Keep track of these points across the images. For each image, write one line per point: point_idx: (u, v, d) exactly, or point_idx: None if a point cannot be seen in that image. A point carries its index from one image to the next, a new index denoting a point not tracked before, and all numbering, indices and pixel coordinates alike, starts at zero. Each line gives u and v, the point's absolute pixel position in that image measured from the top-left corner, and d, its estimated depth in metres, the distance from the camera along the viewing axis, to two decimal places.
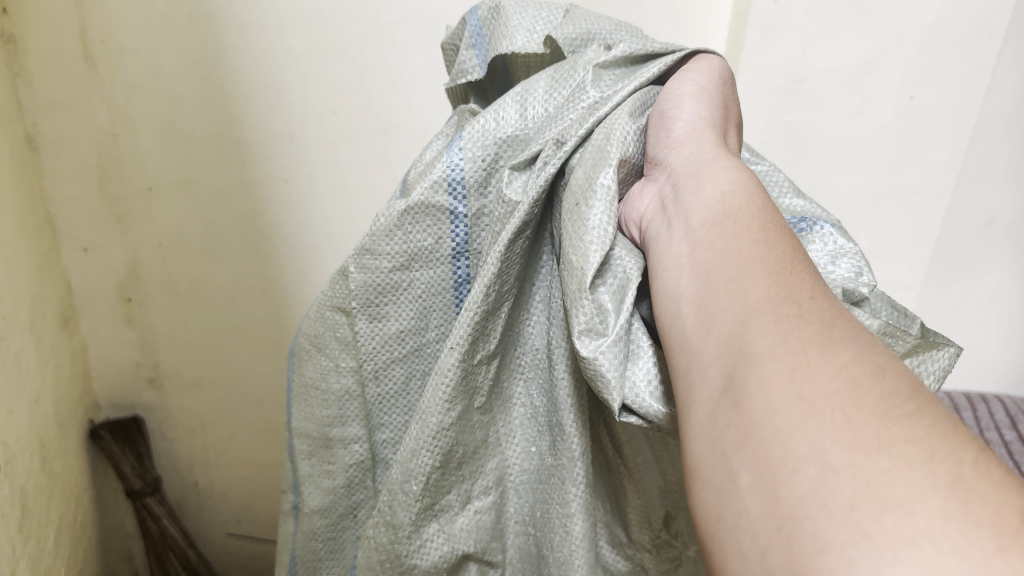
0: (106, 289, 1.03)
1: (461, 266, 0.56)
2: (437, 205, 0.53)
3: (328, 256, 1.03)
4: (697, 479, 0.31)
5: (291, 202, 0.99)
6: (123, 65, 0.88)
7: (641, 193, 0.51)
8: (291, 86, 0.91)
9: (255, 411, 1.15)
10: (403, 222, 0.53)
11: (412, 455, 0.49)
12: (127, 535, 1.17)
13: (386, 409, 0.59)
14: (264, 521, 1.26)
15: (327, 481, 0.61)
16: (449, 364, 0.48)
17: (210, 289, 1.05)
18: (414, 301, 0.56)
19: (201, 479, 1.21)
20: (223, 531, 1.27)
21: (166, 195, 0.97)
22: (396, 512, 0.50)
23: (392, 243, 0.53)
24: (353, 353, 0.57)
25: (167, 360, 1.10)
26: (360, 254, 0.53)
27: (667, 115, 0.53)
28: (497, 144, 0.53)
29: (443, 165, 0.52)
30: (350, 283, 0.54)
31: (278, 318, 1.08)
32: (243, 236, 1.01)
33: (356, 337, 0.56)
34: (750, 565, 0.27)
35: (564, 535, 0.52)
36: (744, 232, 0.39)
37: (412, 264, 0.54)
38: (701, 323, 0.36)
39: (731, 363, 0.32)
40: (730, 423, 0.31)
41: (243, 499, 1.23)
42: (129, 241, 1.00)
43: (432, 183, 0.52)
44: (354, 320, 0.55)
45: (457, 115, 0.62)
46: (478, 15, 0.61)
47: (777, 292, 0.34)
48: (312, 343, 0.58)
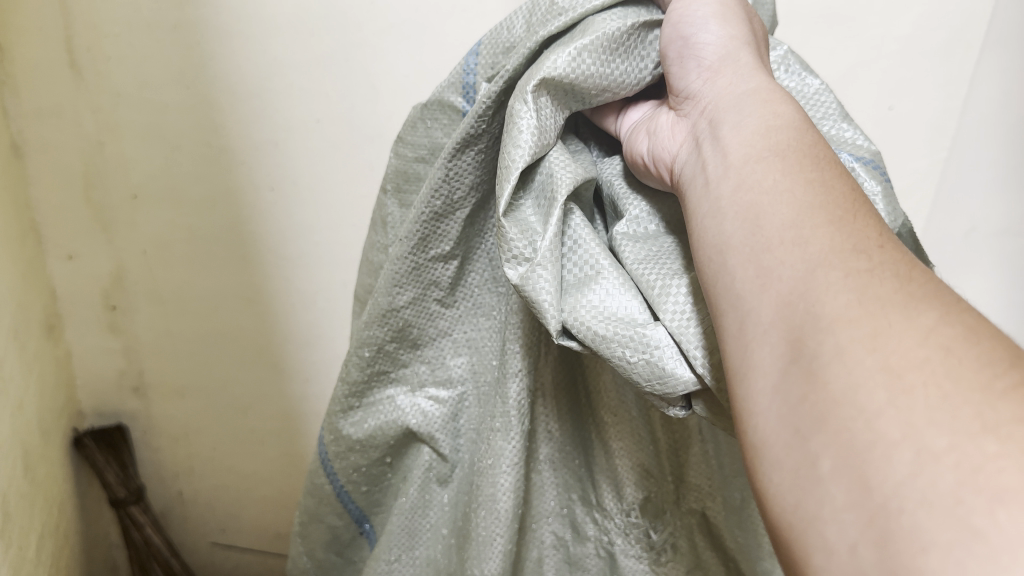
0: (90, 295, 1.03)
1: None
2: (450, 104, 0.63)
3: (314, 264, 1.03)
4: (769, 461, 0.34)
5: (276, 210, 0.99)
6: (108, 74, 0.89)
7: (672, 131, 0.51)
8: (275, 95, 0.91)
9: (241, 419, 1.15)
10: (424, 117, 0.65)
11: (367, 325, 0.65)
12: (112, 544, 1.17)
13: None
14: (249, 530, 1.25)
15: None
16: (398, 253, 0.61)
17: (194, 297, 1.05)
18: None
19: (187, 488, 1.21)
20: (208, 540, 1.26)
21: (150, 203, 0.98)
22: (350, 370, 0.67)
23: (417, 136, 0.66)
24: (383, 229, 0.72)
25: (151, 368, 1.10)
26: (404, 140, 0.67)
27: (691, 39, 0.51)
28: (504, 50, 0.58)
29: (461, 66, 0.61)
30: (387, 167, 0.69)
31: (263, 326, 1.08)
32: (227, 244, 1.01)
33: (388, 217, 0.71)
34: (839, 555, 0.30)
35: (490, 443, 0.63)
36: (795, 172, 0.41)
37: (431, 157, 0.66)
38: (754, 275, 0.38)
39: (796, 330, 0.35)
40: (805, 397, 0.33)
41: (229, 508, 1.23)
42: (114, 249, 1.01)
43: (450, 83, 0.62)
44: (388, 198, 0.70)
45: None
46: None
47: (841, 244, 0.36)
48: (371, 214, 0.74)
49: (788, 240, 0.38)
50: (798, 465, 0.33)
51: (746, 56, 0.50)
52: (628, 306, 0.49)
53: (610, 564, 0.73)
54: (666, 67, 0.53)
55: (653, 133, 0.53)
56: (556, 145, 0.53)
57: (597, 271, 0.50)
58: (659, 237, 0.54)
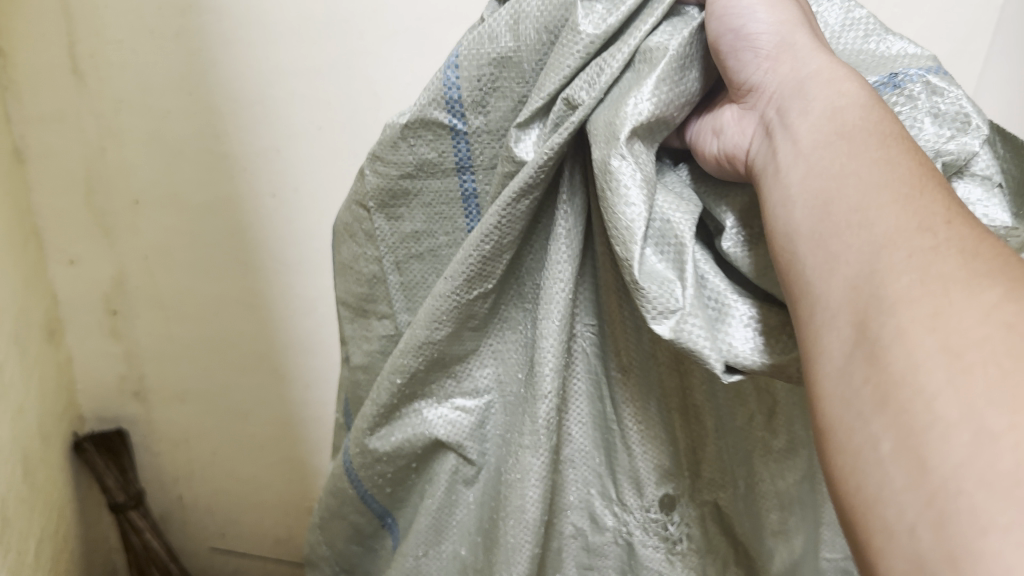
0: (91, 300, 1.03)
1: (467, 180, 0.58)
2: (435, 120, 0.55)
3: (313, 270, 1.03)
4: (834, 440, 0.33)
5: (277, 216, 0.99)
6: (110, 80, 0.89)
7: (739, 126, 0.46)
8: (276, 102, 0.91)
9: (241, 424, 1.15)
10: (404, 137, 0.56)
11: (401, 355, 0.59)
12: (111, 548, 1.17)
13: (411, 296, 0.65)
14: (249, 534, 1.25)
15: (367, 344, 0.70)
16: (444, 289, 0.55)
17: (195, 302, 1.05)
18: (424, 208, 0.60)
19: (186, 493, 1.21)
20: (207, 545, 1.26)
21: (152, 208, 0.98)
22: (380, 394, 0.62)
23: (398, 154, 0.57)
24: (375, 244, 0.63)
25: (152, 373, 1.10)
26: (374, 160, 0.59)
27: (743, 30, 0.46)
28: (492, 64, 0.52)
29: (439, 81, 0.54)
30: (366, 183, 0.60)
31: (263, 332, 1.08)
32: (227, 249, 1.01)
33: (376, 233, 0.63)
34: (898, 536, 0.29)
35: (518, 462, 0.56)
36: (871, 160, 0.38)
37: (419, 173, 0.58)
38: (822, 260, 0.37)
39: (862, 313, 0.34)
40: (866, 379, 0.32)
41: (229, 513, 1.23)
42: (115, 254, 1.01)
43: (430, 99, 0.54)
44: (373, 216, 0.62)
45: None
46: None
47: (909, 222, 0.35)
48: (346, 230, 0.66)
49: (852, 223, 0.36)
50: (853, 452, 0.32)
51: (802, 36, 0.46)
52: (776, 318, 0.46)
53: (627, 551, 0.63)
54: (720, 63, 0.48)
55: (716, 136, 0.48)
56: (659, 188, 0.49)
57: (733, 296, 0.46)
58: None
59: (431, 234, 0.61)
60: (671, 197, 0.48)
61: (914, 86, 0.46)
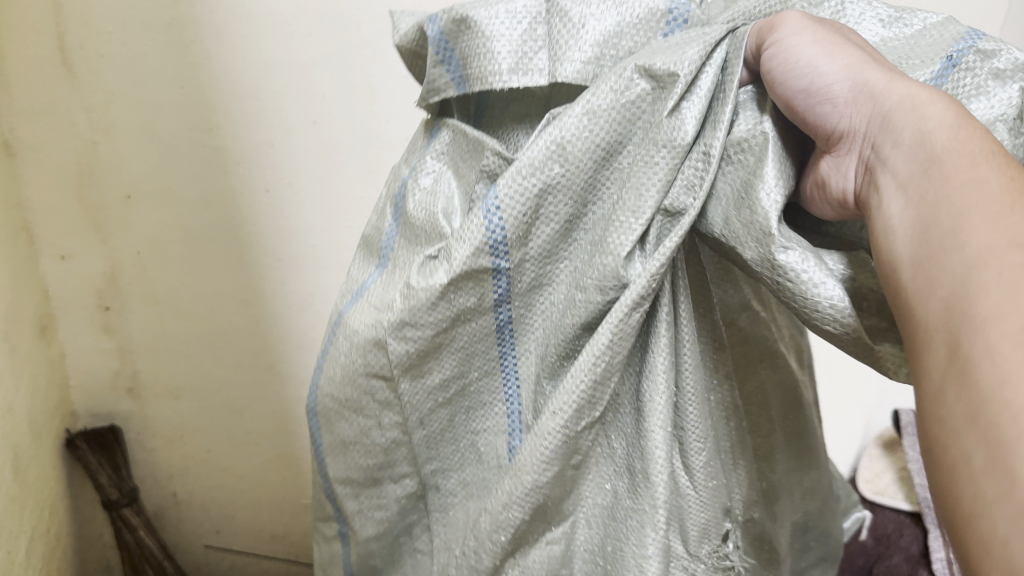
0: (83, 295, 1.02)
1: (502, 314, 0.54)
2: (480, 268, 0.50)
3: (308, 266, 1.02)
4: (939, 447, 0.32)
5: (272, 211, 0.98)
6: (103, 73, 0.88)
7: (842, 174, 0.45)
8: (272, 95, 0.90)
9: (238, 420, 1.14)
10: (445, 294, 0.52)
11: (503, 508, 0.52)
12: (105, 545, 1.16)
13: (440, 443, 0.60)
14: (244, 530, 1.25)
15: (379, 513, 0.64)
16: (550, 427, 0.49)
17: (189, 299, 1.04)
18: (457, 352, 0.56)
19: (180, 490, 1.19)
20: (201, 543, 1.25)
21: (145, 203, 0.96)
22: (481, 555, 0.54)
23: (434, 314, 0.53)
24: (396, 411, 0.59)
25: (146, 369, 1.09)
26: (398, 326, 0.54)
27: (816, 81, 0.44)
28: (536, 199, 0.48)
29: (481, 228, 0.49)
30: (390, 354, 0.55)
31: (259, 328, 1.07)
32: (222, 244, 1.00)
33: (399, 396, 0.57)
34: (991, 550, 0.29)
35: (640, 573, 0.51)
36: (984, 200, 0.36)
37: (455, 322, 0.54)
38: (922, 283, 0.36)
39: (953, 333, 0.33)
40: (957, 396, 0.32)
41: (224, 509, 1.22)
42: (108, 249, 0.99)
43: (473, 249, 0.50)
44: (397, 383, 0.56)
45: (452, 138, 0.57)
46: (439, 27, 0.53)
47: (999, 240, 0.34)
48: (344, 404, 0.60)
49: (944, 249, 0.36)
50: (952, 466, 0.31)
51: (873, 69, 0.44)
52: None
53: None
54: (800, 122, 0.46)
55: (819, 185, 0.47)
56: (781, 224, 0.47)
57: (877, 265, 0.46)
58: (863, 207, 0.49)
59: (462, 376, 0.57)
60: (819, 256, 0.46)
61: (968, 59, 0.45)
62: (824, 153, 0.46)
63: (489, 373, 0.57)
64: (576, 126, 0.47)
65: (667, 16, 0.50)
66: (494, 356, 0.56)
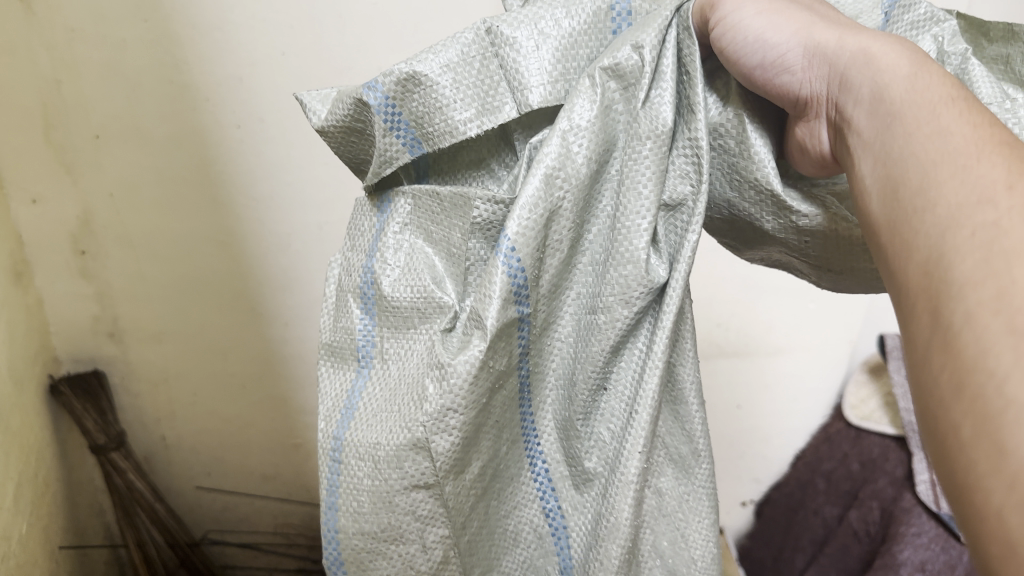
0: (58, 240, 1.00)
1: (523, 368, 0.47)
2: (509, 320, 0.44)
3: (285, 204, 1.00)
4: (929, 425, 0.30)
5: (244, 148, 0.95)
6: (62, 8, 0.84)
7: (815, 134, 0.45)
8: (239, 27, 0.87)
9: (222, 363, 1.14)
10: (486, 359, 0.43)
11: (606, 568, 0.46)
12: (97, 490, 1.16)
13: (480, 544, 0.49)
14: (236, 472, 1.25)
15: None
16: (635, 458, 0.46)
17: (165, 241, 1.02)
18: (489, 429, 0.47)
19: (169, 434, 1.19)
20: (193, 485, 1.25)
21: (114, 143, 0.94)
22: None
23: (475, 387, 0.44)
24: (442, 524, 0.46)
25: (125, 314, 1.08)
26: (440, 416, 0.43)
27: (770, 51, 0.45)
28: (552, 226, 0.44)
29: (507, 275, 0.43)
30: (437, 456, 0.44)
31: (239, 270, 1.05)
32: (195, 185, 0.98)
33: (445, 505, 0.46)
34: (986, 527, 0.26)
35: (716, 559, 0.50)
36: (950, 156, 0.34)
37: (488, 393, 0.45)
38: (899, 248, 0.34)
39: (933, 297, 0.31)
40: (942, 365, 0.29)
41: (213, 452, 1.22)
42: (79, 192, 0.97)
43: (501, 301, 0.43)
44: (442, 486, 0.45)
45: (412, 202, 0.47)
46: (382, 91, 0.43)
47: (968, 196, 0.32)
48: (373, 546, 0.46)
49: (918, 207, 0.34)
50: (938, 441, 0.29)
51: (821, 30, 0.44)
52: None
53: None
54: (765, 95, 0.46)
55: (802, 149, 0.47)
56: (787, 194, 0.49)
57: None
58: None
59: (495, 459, 0.48)
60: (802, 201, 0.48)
61: (896, 14, 0.49)
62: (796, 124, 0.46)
63: (513, 450, 0.50)
64: (584, 142, 0.44)
65: (611, 14, 0.48)
66: (513, 431, 0.49)
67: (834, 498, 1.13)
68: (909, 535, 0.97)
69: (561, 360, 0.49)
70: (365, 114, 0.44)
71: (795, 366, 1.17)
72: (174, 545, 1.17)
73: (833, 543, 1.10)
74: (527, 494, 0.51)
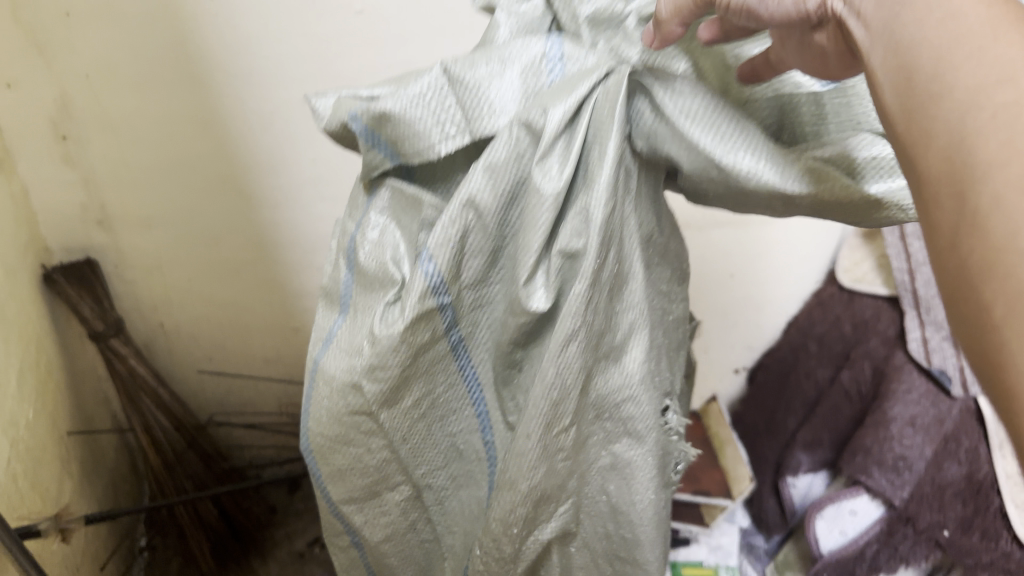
0: (36, 123, 0.96)
1: (453, 334, 0.55)
2: (428, 309, 0.50)
3: (266, 79, 0.96)
4: (961, 292, 0.34)
5: (218, 22, 0.90)
6: None
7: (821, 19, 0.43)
8: None
9: (211, 248, 1.13)
10: (404, 334, 0.50)
11: (508, 513, 0.53)
12: (102, 379, 1.20)
13: (422, 458, 0.60)
14: (236, 357, 1.28)
15: (382, 520, 0.61)
16: (532, 442, 0.50)
17: (144, 123, 0.98)
18: (423, 380, 0.55)
19: (167, 320, 1.20)
20: (195, 368, 1.28)
21: (84, 20, 0.89)
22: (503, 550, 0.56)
23: (397, 359, 0.51)
24: (382, 437, 0.56)
25: (112, 199, 1.05)
26: (370, 369, 0.51)
27: None
28: (460, 227, 0.49)
29: (420, 279, 0.49)
30: (367, 396, 0.53)
31: (221, 151, 1.02)
32: (171, 63, 0.93)
33: (385, 427, 0.55)
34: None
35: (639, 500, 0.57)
36: (974, 36, 0.36)
37: (416, 355, 0.53)
38: (916, 132, 0.37)
39: (955, 180, 0.34)
40: (970, 247, 0.33)
41: (212, 336, 1.24)
42: (54, 74, 0.93)
43: (418, 296, 0.49)
44: (379, 417, 0.54)
45: (388, 190, 0.54)
46: (361, 123, 0.49)
47: (990, 74, 0.35)
48: (334, 441, 0.56)
49: (935, 94, 0.36)
50: (979, 325, 0.33)
51: None
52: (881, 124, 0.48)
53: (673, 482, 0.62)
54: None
55: (824, 60, 0.45)
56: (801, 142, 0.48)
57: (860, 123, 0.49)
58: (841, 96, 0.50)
59: (432, 394, 0.57)
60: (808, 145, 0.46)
61: None
62: (810, 37, 0.44)
63: (453, 390, 0.58)
64: (481, 182, 0.48)
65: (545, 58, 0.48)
66: (455, 377, 0.57)
67: (825, 360, 1.19)
68: (899, 393, 1.02)
69: (492, 327, 0.56)
70: (352, 133, 0.51)
71: (788, 239, 1.16)
72: (180, 428, 1.20)
73: (826, 402, 1.17)
74: (469, 424, 0.60)
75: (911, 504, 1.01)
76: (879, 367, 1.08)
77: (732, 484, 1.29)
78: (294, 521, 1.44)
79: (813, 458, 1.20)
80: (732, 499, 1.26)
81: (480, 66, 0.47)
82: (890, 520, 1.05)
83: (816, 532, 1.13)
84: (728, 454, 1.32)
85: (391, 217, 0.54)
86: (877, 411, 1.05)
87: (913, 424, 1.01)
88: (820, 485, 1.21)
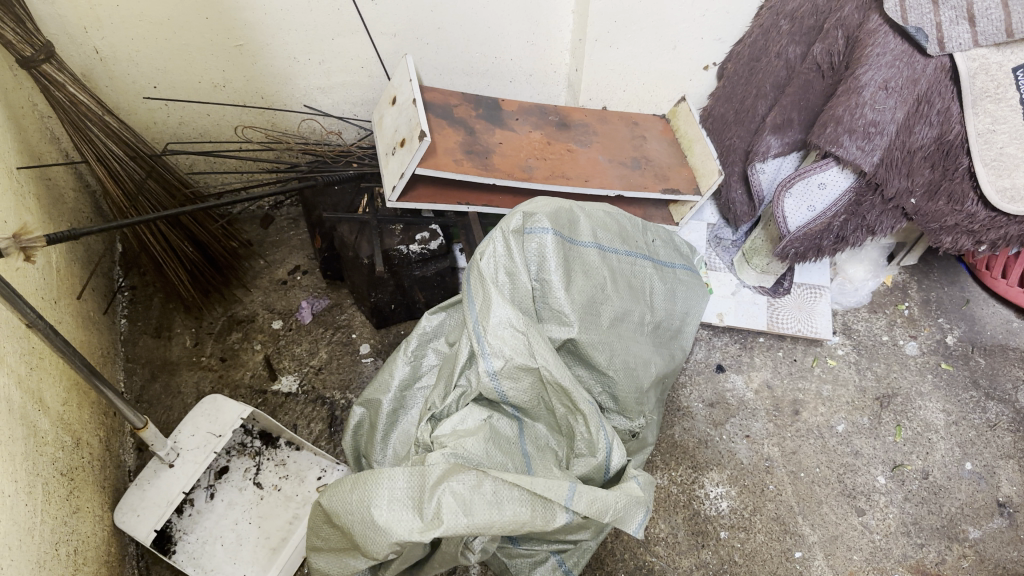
0: None
1: (488, 410, 1.02)
2: (471, 416, 1.01)
3: None
4: None
5: None
6: None
7: None
8: None
9: None
10: (495, 420, 1.02)
11: (536, 420, 1.05)
12: (44, 116, 1.16)
13: (484, 414, 1.02)
14: (179, 80, 1.28)
15: (453, 416, 1.01)
16: (579, 428, 0.99)
17: None
18: (487, 411, 1.02)
19: (101, 45, 1.17)
20: (141, 98, 1.28)
21: None
22: (541, 435, 1.06)
23: (500, 429, 1.01)
24: (450, 423, 0.99)
25: None
26: (492, 436, 0.98)
27: None
28: (545, 407, 1.02)
29: (482, 416, 1.01)
30: (470, 418, 1.01)
31: None
32: None
33: (457, 423, 1.00)
34: None
35: (617, 380, 1.08)
36: None
37: (519, 402, 1.01)
38: None
39: None
40: None
41: (152, 62, 1.23)
42: None
43: (504, 421, 1.03)
44: (473, 407, 1.02)
45: (479, 413, 1.01)
46: None
47: None
48: (452, 427, 0.99)
49: None
50: None
51: None
52: (592, 283, 1.07)
53: (639, 373, 1.11)
54: None
55: None
56: (583, 395, 0.98)
57: (549, 281, 1.03)
58: (572, 267, 1.05)
59: (487, 409, 1.02)
60: (558, 369, 0.97)
61: None
62: None
63: (515, 419, 1.04)
64: (507, 409, 1.03)
65: (504, 367, 0.97)
66: (502, 409, 1.04)
67: (797, 36, 1.23)
68: (874, 56, 1.08)
69: (511, 413, 1.04)
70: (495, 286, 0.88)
71: None
72: (136, 157, 1.20)
73: (796, 81, 1.24)
74: (510, 426, 1.03)
75: (882, 170, 1.16)
76: (852, 35, 1.14)
77: (698, 180, 1.35)
78: (271, 250, 1.53)
79: (782, 139, 1.30)
80: (701, 195, 1.32)
81: (565, 432, 1.03)
82: (857, 190, 1.22)
83: (785, 207, 1.27)
84: (697, 152, 1.36)
85: (500, 376, 0.97)
86: (848, 79, 1.11)
87: (885, 87, 1.08)
88: (787, 166, 1.36)
